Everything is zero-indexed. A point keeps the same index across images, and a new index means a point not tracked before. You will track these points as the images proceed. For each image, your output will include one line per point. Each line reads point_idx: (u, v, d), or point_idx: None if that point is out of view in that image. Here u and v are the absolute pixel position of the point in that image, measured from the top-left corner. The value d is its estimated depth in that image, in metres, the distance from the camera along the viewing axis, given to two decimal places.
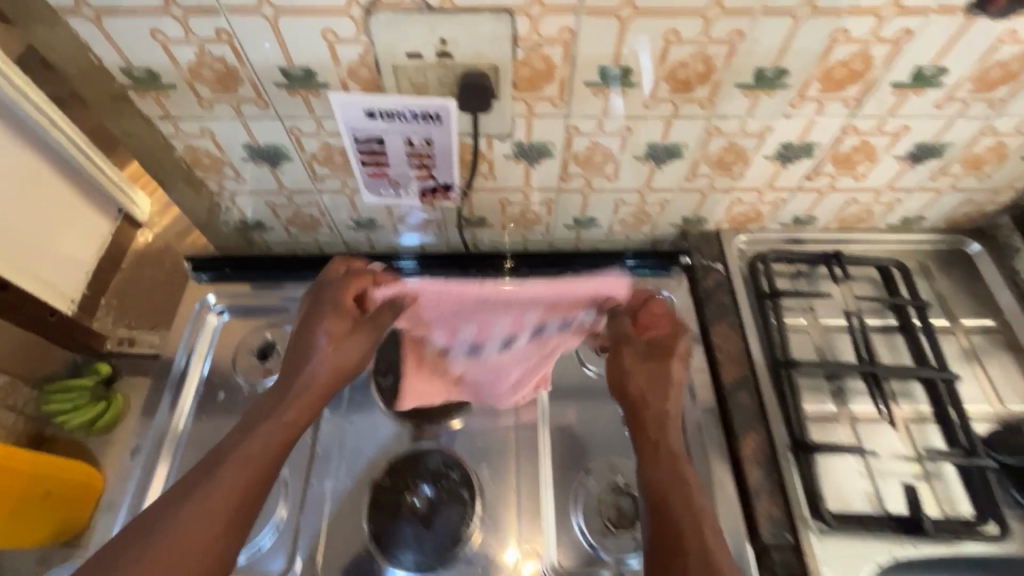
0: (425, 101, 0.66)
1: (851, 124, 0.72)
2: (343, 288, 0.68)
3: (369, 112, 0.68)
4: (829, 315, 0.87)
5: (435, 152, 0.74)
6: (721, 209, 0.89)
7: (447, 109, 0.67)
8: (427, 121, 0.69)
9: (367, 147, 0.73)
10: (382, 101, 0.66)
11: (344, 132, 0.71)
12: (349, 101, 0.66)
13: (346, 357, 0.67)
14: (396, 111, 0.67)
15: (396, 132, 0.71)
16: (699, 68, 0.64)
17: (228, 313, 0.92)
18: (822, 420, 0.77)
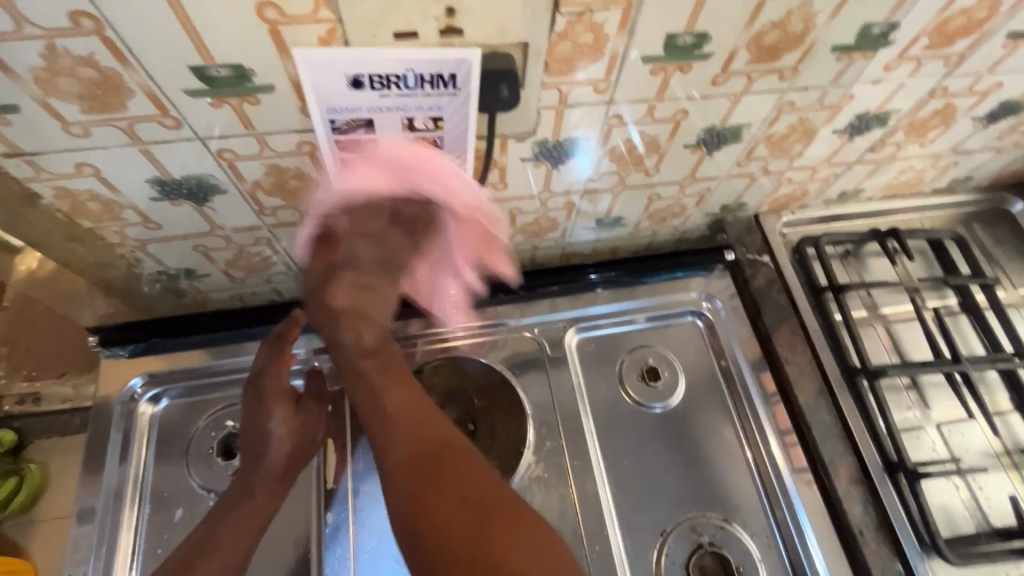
0: (436, 58, 0.43)
1: (941, 86, 0.59)
2: (289, 403, 0.62)
3: (352, 80, 0.44)
4: (890, 302, 0.77)
5: (444, 136, 0.51)
6: (765, 192, 0.75)
7: (467, 69, 0.44)
8: (438, 89, 0.46)
9: (350, 136, 0.49)
10: (373, 61, 0.42)
11: (314, 114, 0.46)
12: (323, 63, 0.42)
13: (303, 448, 0.62)
14: (393, 76, 0.44)
15: (391, 110, 0.47)
16: (793, 29, 0.48)
17: (167, 398, 0.69)
18: (909, 429, 0.68)
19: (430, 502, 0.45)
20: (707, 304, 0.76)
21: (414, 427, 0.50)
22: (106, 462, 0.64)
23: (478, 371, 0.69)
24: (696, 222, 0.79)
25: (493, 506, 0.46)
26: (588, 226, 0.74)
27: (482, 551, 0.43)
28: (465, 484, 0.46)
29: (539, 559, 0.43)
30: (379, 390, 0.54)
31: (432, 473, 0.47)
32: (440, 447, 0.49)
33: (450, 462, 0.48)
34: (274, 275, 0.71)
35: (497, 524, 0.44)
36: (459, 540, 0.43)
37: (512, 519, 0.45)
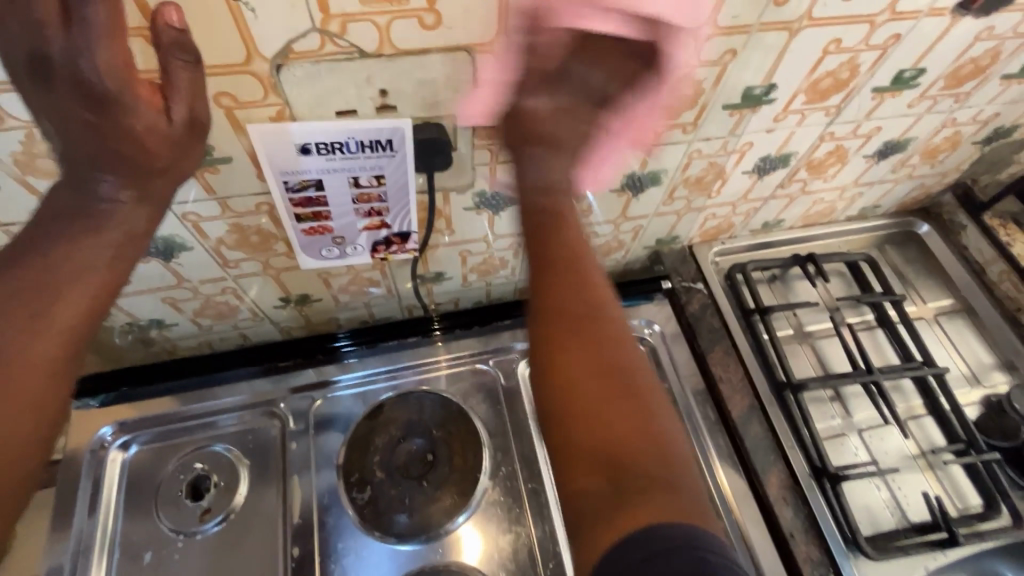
0: (373, 126, 0.49)
1: (828, 132, 0.68)
2: (141, 102, 0.39)
3: (300, 148, 0.50)
4: (814, 320, 0.85)
5: (387, 190, 0.57)
6: (694, 225, 0.83)
7: (403, 135, 0.50)
8: (378, 151, 0.52)
9: (302, 196, 0.55)
10: (318, 131, 0.48)
11: (269, 178, 0.52)
12: (274, 135, 0.48)
13: (175, 152, 0.42)
14: (336, 142, 0.50)
15: (338, 172, 0.53)
16: (685, 93, 0.56)
17: (137, 443, 0.71)
18: (833, 437, 0.74)
19: (569, 355, 0.46)
20: (648, 330, 0.82)
21: (578, 304, 0.48)
22: (76, 509, 0.66)
23: (437, 404, 0.74)
24: (636, 254, 0.86)
25: (634, 393, 0.45)
26: None
27: (604, 417, 0.43)
28: (605, 356, 0.46)
29: (654, 437, 0.43)
30: (552, 233, 0.52)
31: (567, 350, 0.47)
32: (581, 319, 0.48)
33: (597, 343, 0.47)
34: (241, 321, 0.76)
35: (623, 406, 0.44)
36: (591, 417, 0.44)
37: (636, 398, 0.45)
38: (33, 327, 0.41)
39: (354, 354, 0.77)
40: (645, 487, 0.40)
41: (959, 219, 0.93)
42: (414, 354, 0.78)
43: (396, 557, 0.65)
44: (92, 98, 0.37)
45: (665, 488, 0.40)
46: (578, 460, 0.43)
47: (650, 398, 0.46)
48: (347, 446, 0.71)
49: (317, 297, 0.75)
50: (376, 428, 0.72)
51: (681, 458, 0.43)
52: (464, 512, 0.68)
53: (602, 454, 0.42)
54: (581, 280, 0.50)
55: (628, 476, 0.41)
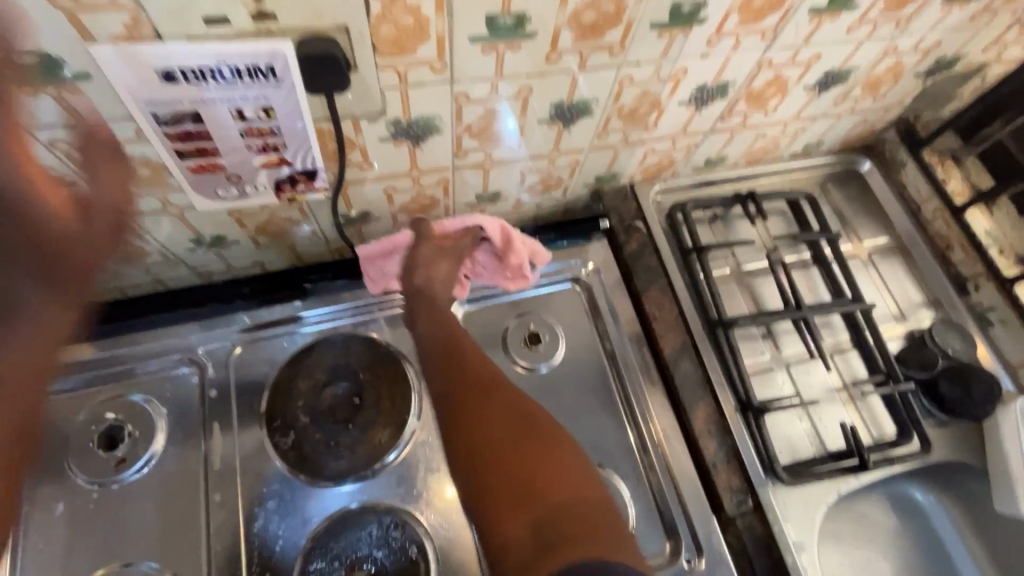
0: (246, 50, 0.44)
1: (766, 58, 0.65)
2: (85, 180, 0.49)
3: (163, 74, 0.44)
4: (751, 259, 0.85)
5: (279, 125, 0.52)
6: (633, 161, 0.80)
7: (284, 59, 0.46)
8: (259, 79, 0.47)
9: (178, 129, 0.50)
10: (181, 54, 0.43)
11: (134, 107, 0.46)
12: (127, 57, 0.43)
13: (97, 240, 0.50)
14: (206, 68, 0.45)
15: (217, 103, 0.48)
16: (606, 8, 0.52)
17: (44, 395, 0.68)
18: (761, 372, 0.76)
19: (489, 429, 0.59)
20: (584, 270, 0.81)
21: (484, 376, 0.64)
22: None
23: (364, 347, 0.71)
24: (575, 192, 0.83)
25: (531, 439, 0.58)
26: (468, 201, 0.77)
27: (486, 468, 0.56)
28: (505, 417, 0.59)
29: (561, 486, 0.54)
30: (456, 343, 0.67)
31: (482, 417, 0.60)
32: (517, 421, 0.59)
33: (498, 408, 0.60)
34: (152, 265, 0.71)
35: (526, 465, 0.55)
36: (504, 475, 0.55)
37: (547, 460, 0.56)
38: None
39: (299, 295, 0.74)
40: (555, 520, 0.51)
41: (900, 155, 0.92)
42: (357, 293, 0.75)
43: (323, 499, 0.65)
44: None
45: (569, 512, 0.51)
46: (502, 511, 0.53)
47: (585, 496, 0.53)
48: (271, 391, 0.68)
49: (233, 239, 0.70)
50: (299, 372, 0.69)
51: (564, 489, 0.53)
52: (394, 450, 0.67)
53: (513, 493, 0.54)
54: (482, 356, 0.66)
55: (542, 517, 0.51)
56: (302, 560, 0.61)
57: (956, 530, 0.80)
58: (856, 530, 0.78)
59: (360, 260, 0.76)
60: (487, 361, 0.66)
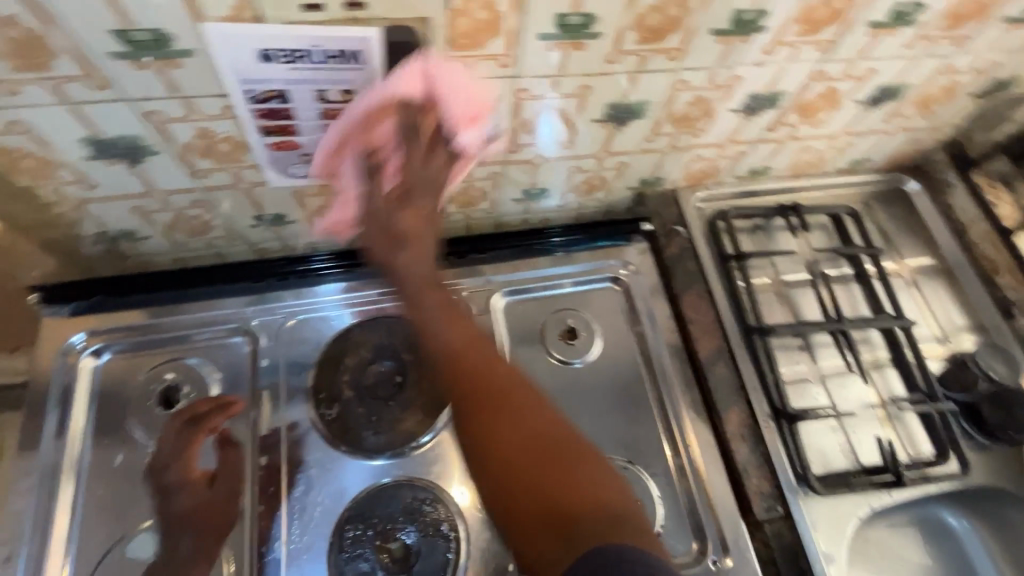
0: (338, 36, 0.48)
1: (820, 70, 0.66)
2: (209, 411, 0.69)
3: (260, 55, 0.48)
4: (791, 270, 0.85)
5: None
6: (679, 167, 0.82)
7: (369, 45, 0.49)
8: (344, 63, 0.50)
9: (266, 107, 0.53)
10: (278, 37, 0.47)
11: (230, 83, 0.50)
12: (233, 37, 0.46)
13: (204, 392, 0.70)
14: (299, 50, 0.48)
15: (303, 84, 0.51)
16: (671, 12, 0.54)
17: (109, 353, 0.72)
18: (797, 382, 0.76)
19: (499, 447, 0.53)
20: (623, 271, 0.83)
21: (484, 390, 0.55)
22: (51, 412, 0.67)
23: (407, 329, 0.73)
24: (618, 194, 0.85)
25: (557, 446, 0.53)
26: (515, 196, 0.79)
27: (512, 474, 0.51)
28: (518, 430, 0.53)
29: (587, 494, 0.50)
30: (447, 330, 0.58)
31: (503, 434, 0.53)
32: (538, 431, 0.53)
33: (506, 421, 0.54)
34: (215, 239, 0.75)
35: (556, 476, 0.51)
36: (531, 480, 0.51)
37: (578, 462, 0.52)
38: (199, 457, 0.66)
39: (346, 273, 0.78)
40: (587, 526, 0.48)
41: (948, 177, 0.92)
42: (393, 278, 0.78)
43: (359, 470, 0.67)
44: (132, 513, 0.64)
45: (598, 519, 0.48)
46: (531, 519, 0.49)
47: (610, 493, 0.51)
48: (318, 365, 0.71)
49: (292, 218, 0.74)
50: (346, 348, 0.72)
51: (592, 494, 0.50)
52: (429, 432, 0.69)
53: (542, 506, 0.49)
54: (487, 354, 0.58)
55: (577, 530, 0.48)
56: (339, 528, 0.63)
57: (991, 561, 0.78)
58: (885, 549, 0.77)
59: None
60: (483, 369, 0.56)
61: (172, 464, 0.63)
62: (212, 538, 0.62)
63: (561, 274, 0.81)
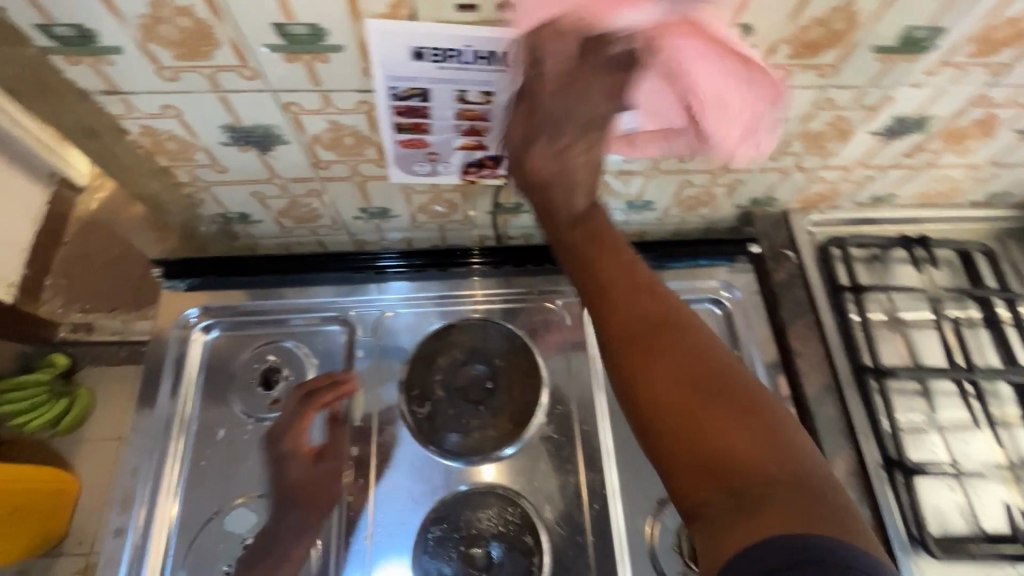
0: (492, 36, 0.47)
1: (983, 95, 0.60)
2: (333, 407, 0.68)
3: (413, 52, 0.48)
4: (910, 308, 0.78)
5: (492, 109, 0.54)
6: (796, 188, 0.77)
7: (520, 47, 0.48)
8: (492, 64, 0.49)
9: (406, 104, 0.53)
10: (435, 35, 0.46)
11: (378, 79, 0.50)
12: (392, 35, 0.46)
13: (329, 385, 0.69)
14: (452, 49, 0.47)
15: (446, 83, 0.51)
16: (836, 26, 0.50)
17: (218, 328, 0.75)
18: (914, 431, 0.70)
19: (661, 393, 0.41)
20: (726, 293, 0.78)
21: (636, 321, 0.45)
22: (163, 380, 0.71)
23: (500, 334, 0.73)
24: (724, 212, 0.81)
25: (735, 392, 0.41)
26: (617, 206, 0.77)
27: (680, 409, 0.40)
28: (682, 366, 0.42)
29: (771, 456, 0.38)
30: (594, 260, 0.48)
31: (670, 362, 0.42)
32: (713, 370, 0.42)
33: (668, 354, 0.43)
34: (321, 227, 0.77)
35: (727, 428, 0.39)
36: (703, 426, 0.39)
37: (761, 418, 0.40)
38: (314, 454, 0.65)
39: (416, 271, 0.76)
40: (768, 502, 0.36)
41: None
42: (453, 285, 0.76)
43: (445, 471, 0.67)
44: (229, 490, 0.66)
45: (786, 487, 0.37)
46: (693, 472, 0.39)
47: (804, 461, 0.39)
48: (410, 362, 0.72)
49: (396, 212, 0.74)
50: (440, 347, 0.72)
51: (782, 458, 0.38)
52: (514, 443, 0.67)
53: (711, 461, 0.38)
54: (638, 285, 0.47)
55: (754, 500, 0.36)
56: (424, 529, 0.63)
57: None
58: None
59: (450, 252, 0.76)
60: (628, 304, 0.46)
61: (287, 434, 0.64)
62: (314, 516, 0.63)
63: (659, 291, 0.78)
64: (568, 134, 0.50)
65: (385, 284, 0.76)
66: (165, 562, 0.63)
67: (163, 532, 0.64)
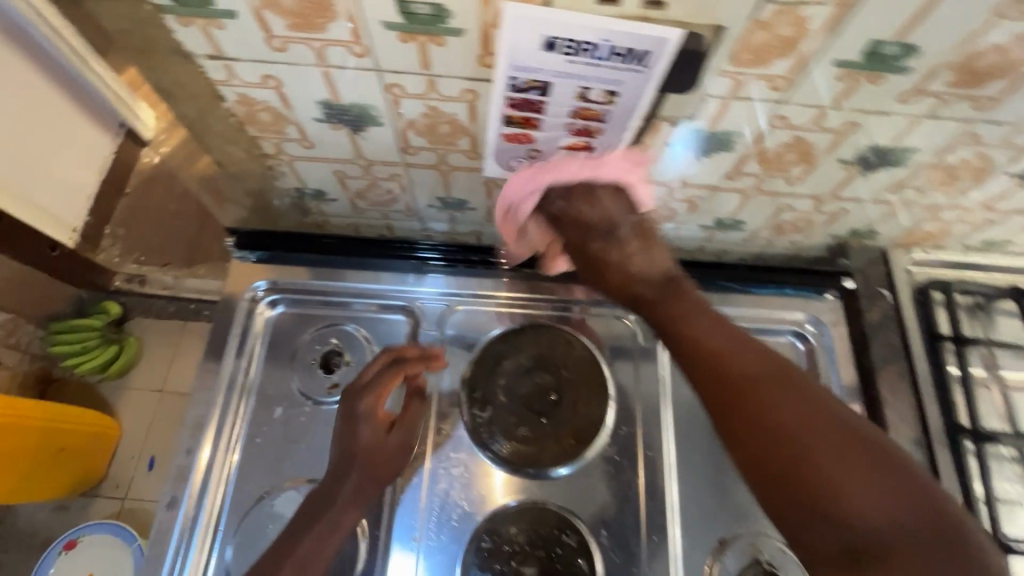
0: (637, 33, 0.42)
1: None
2: (414, 407, 0.65)
3: (546, 42, 0.43)
4: (1014, 367, 0.72)
5: (612, 109, 0.50)
6: (904, 224, 0.71)
7: (662, 48, 0.43)
8: (627, 62, 0.45)
9: (522, 97, 0.49)
10: (574, 25, 0.42)
11: (499, 69, 0.46)
12: (529, 24, 0.41)
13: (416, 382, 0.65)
14: (589, 43, 0.43)
15: (572, 78, 0.47)
16: (1012, 56, 0.44)
17: (283, 304, 0.74)
18: (1009, 503, 0.64)
19: (765, 441, 0.44)
20: (811, 327, 0.74)
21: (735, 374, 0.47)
22: (226, 350, 0.70)
23: (567, 344, 0.70)
24: (817, 240, 0.75)
25: (845, 437, 0.43)
26: (704, 223, 0.73)
27: (789, 461, 0.43)
28: (790, 416, 0.44)
29: (893, 498, 0.40)
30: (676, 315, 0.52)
31: (769, 412, 0.45)
32: (818, 418, 0.44)
33: (781, 404, 0.45)
34: (393, 212, 0.75)
35: (841, 476, 0.41)
36: (814, 474, 0.42)
37: (874, 460, 0.42)
38: (379, 453, 0.61)
39: (492, 270, 0.74)
40: (891, 550, 0.39)
41: None
42: (482, 282, 0.74)
43: (500, 481, 0.64)
44: (284, 470, 0.65)
45: (907, 530, 0.39)
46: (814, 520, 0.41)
47: (926, 493, 0.41)
48: (473, 364, 0.69)
49: (472, 206, 0.71)
50: (507, 351, 0.69)
51: (896, 498, 0.40)
52: (572, 461, 0.65)
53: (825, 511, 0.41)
54: (737, 340, 0.49)
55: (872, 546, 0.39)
56: (476, 536, 0.61)
57: None
58: None
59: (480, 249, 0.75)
60: (733, 360, 0.48)
61: (368, 395, 0.63)
62: (374, 485, 0.61)
63: (739, 318, 0.74)
64: (622, 225, 0.57)
65: (420, 275, 0.75)
66: (216, 533, 0.63)
67: (216, 504, 0.64)
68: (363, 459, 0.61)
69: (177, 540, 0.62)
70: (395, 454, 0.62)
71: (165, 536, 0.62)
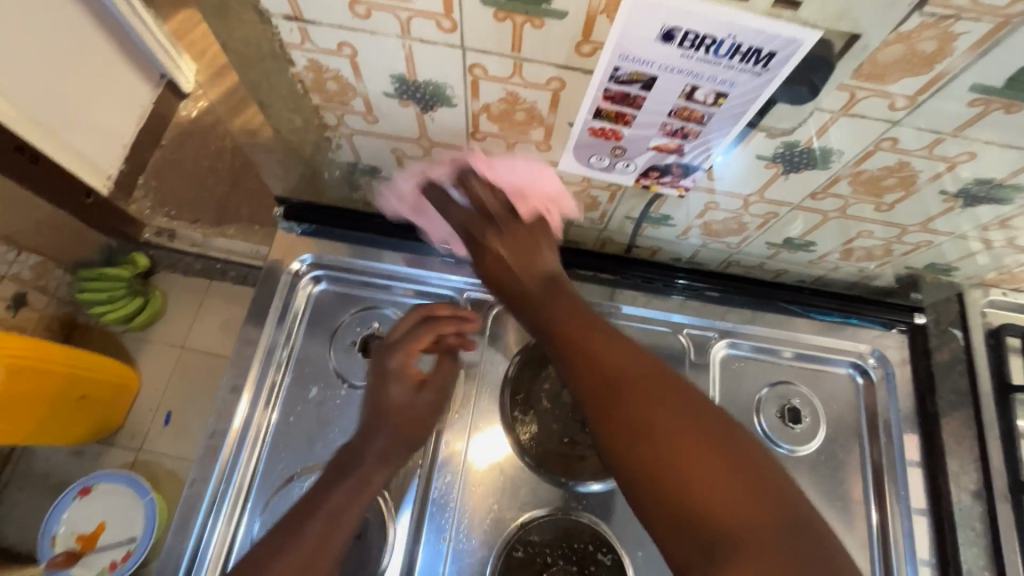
0: (767, 31, 0.39)
1: None
2: (445, 369, 0.62)
3: (664, 32, 0.40)
4: None
5: (714, 112, 0.47)
6: (988, 264, 0.66)
7: (791, 51, 0.40)
8: (746, 64, 0.42)
9: (621, 90, 0.46)
10: (701, 16, 0.38)
11: (603, 57, 0.43)
12: (652, 10, 0.38)
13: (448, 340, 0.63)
14: (712, 37, 0.40)
15: (682, 75, 0.44)
16: None
17: (327, 281, 0.72)
18: None
19: (651, 427, 0.44)
20: (872, 361, 0.71)
21: (626, 378, 0.47)
22: (265, 323, 0.68)
23: None
24: (889, 271, 0.71)
25: (636, 386, 0.46)
26: (772, 241, 0.68)
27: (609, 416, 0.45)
28: (603, 373, 0.48)
29: (681, 441, 0.42)
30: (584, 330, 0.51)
31: (603, 373, 0.48)
32: (617, 376, 0.47)
33: (653, 402, 0.45)
34: None
35: (648, 431, 0.43)
36: (633, 434, 0.44)
37: (665, 406, 0.45)
38: (410, 418, 0.59)
39: None
40: (683, 499, 0.40)
41: None
42: (482, 271, 0.72)
43: (535, 489, 0.62)
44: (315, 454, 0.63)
45: (692, 476, 0.41)
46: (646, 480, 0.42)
47: (714, 429, 0.43)
48: (518, 365, 0.67)
49: None
50: (553, 353, 0.67)
51: (696, 449, 0.42)
52: (612, 477, 0.62)
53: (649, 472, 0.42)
54: (594, 337, 0.51)
55: (678, 501, 0.40)
56: (508, 544, 0.59)
57: None
58: None
59: None
60: (611, 368, 0.48)
61: (397, 352, 0.61)
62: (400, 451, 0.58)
63: (796, 343, 0.72)
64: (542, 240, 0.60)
65: (428, 255, 0.72)
66: (244, 509, 0.61)
67: (245, 480, 0.62)
68: (387, 423, 0.58)
69: (205, 512, 0.60)
70: (426, 417, 0.60)
71: (192, 508, 0.60)
